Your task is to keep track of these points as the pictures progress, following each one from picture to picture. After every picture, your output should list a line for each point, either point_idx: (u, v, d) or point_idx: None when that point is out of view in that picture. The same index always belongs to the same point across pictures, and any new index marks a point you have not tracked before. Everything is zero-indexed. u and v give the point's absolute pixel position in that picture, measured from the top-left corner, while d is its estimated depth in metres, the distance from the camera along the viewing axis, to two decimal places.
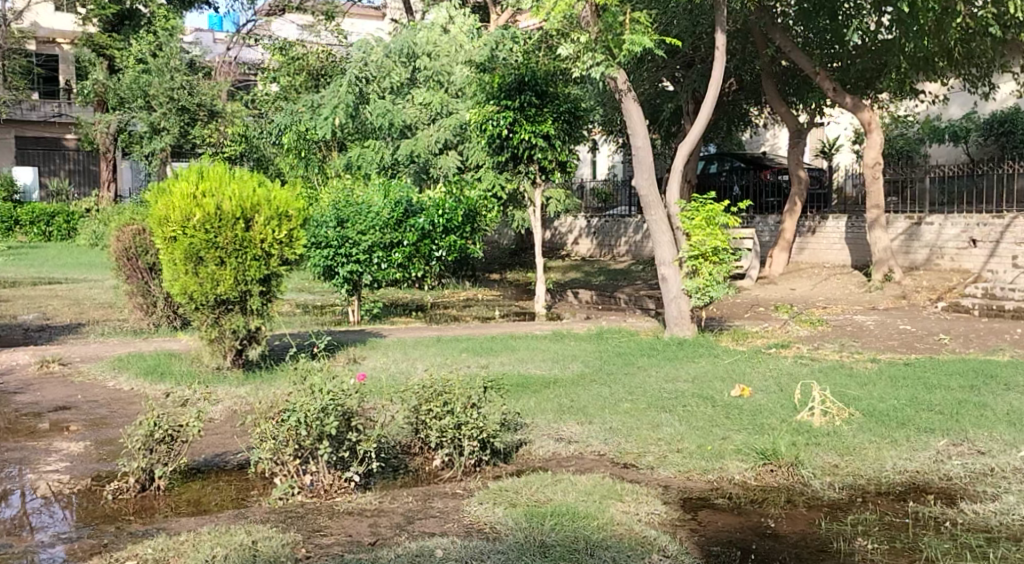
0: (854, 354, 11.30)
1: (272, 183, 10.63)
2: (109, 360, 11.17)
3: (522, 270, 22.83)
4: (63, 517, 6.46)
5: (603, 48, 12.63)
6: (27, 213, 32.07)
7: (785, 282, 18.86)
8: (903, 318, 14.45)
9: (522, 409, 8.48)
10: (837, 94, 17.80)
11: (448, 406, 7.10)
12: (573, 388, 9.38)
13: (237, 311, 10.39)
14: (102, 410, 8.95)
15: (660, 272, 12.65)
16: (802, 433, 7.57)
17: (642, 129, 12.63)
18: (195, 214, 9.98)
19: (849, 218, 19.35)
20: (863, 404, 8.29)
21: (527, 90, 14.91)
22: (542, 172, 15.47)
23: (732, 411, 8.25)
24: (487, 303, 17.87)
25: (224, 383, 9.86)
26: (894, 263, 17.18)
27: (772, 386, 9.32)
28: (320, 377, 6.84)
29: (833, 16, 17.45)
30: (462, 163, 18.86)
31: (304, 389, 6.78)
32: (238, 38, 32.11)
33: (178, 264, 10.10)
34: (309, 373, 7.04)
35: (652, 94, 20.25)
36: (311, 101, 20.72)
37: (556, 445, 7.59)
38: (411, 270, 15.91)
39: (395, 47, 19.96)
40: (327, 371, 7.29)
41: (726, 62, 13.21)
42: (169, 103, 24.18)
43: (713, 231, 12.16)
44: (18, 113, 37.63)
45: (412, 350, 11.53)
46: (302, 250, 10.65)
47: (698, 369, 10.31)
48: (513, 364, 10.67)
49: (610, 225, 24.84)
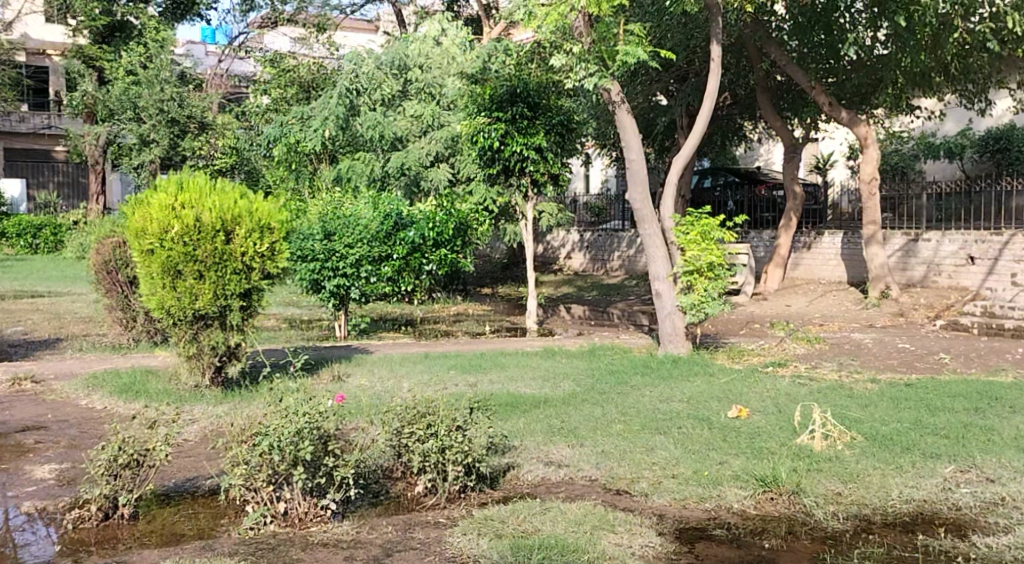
0: (853, 373, 10.97)
1: (256, 194, 10.27)
2: (83, 378, 10.81)
3: (513, 285, 22.50)
4: (46, 534, 6.30)
5: (596, 58, 12.32)
6: (13, 225, 31.67)
7: (779, 299, 18.57)
8: (901, 336, 14.15)
9: (510, 431, 8.13)
10: (833, 108, 17.51)
11: (432, 430, 6.76)
12: (564, 408, 9.03)
13: (216, 326, 10.04)
14: (71, 431, 8.59)
15: (654, 288, 12.32)
16: (802, 458, 7.24)
17: (635, 142, 12.31)
18: (173, 226, 9.64)
19: (845, 233, 19.06)
20: (864, 427, 7.96)
21: (519, 102, 14.60)
22: (534, 185, 15.18)
23: (729, 435, 7.91)
24: (478, 318, 17.55)
25: (201, 402, 9.51)
26: (890, 280, 16.90)
27: (769, 407, 8.98)
28: (296, 399, 6.51)
29: (828, 31, 17.21)
30: (453, 176, 18.59)
31: (278, 411, 6.45)
32: (229, 50, 31.84)
33: (155, 277, 9.76)
34: (285, 395, 6.71)
35: (645, 108, 19.98)
36: (300, 113, 20.39)
37: (545, 470, 7.25)
38: (400, 285, 15.59)
39: (386, 59, 19.71)
40: (306, 393, 6.95)
41: (721, 74, 12.92)
42: (158, 115, 23.78)
43: (709, 246, 11.86)
44: (7, 125, 37.29)
45: (398, 366, 11.18)
46: (284, 263, 10.28)
47: (694, 388, 9.98)
48: (503, 382, 10.33)
49: (602, 240, 24.54)
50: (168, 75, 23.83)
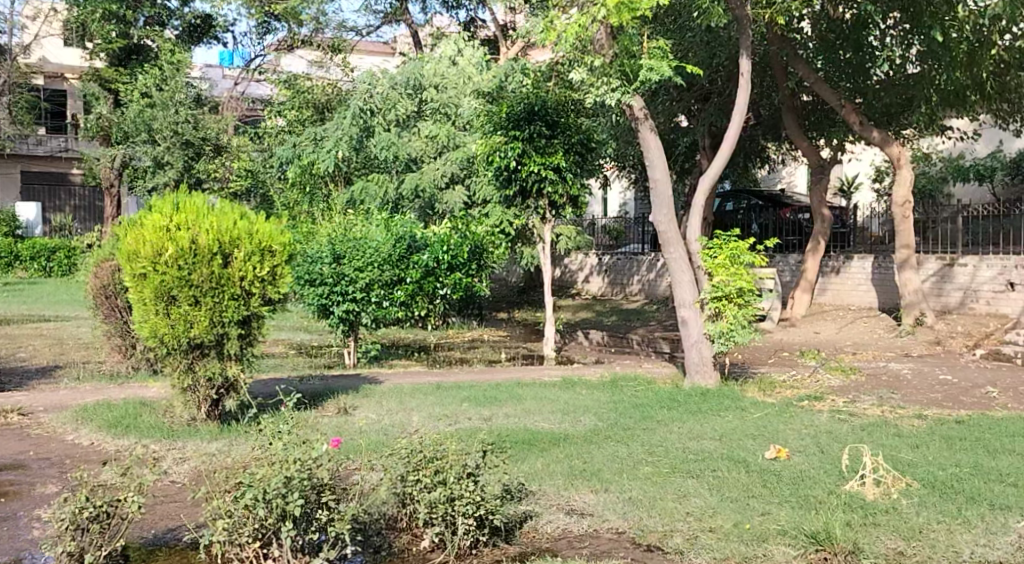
0: (896, 409, 10.21)
1: (257, 215, 9.61)
2: (72, 410, 10.14)
3: (529, 309, 21.79)
4: None
5: (619, 73, 11.63)
6: (28, 248, 31.19)
7: (808, 325, 17.79)
8: (940, 365, 13.40)
9: (527, 474, 7.39)
10: (864, 128, 16.63)
11: (440, 476, 6.08)
12: (585, 446, 8.30)
13: (213, 356, 9.35)
14: (52, 472, 7.92)
15: (680, 314, 11.56)
16: (854, 510, 6.52)
17: (660, 161, 11.62)
18: (167, 249, 8.97)
19: (875, 257, 18.30)
20: (921, 473, 7.24)
21: (537, 119, 13.89)
22: (552, 207, 14.50)
23: (768, 479, 7.20)
24: (493, 344, 16.82)
25: (194, 438, 8.81)
26: (926, 306, 16.09)
27: (811, 447, 8.24)
28: (285, 443, 5.83)
29: (857, 48, 16.48)
30: (469, 198, 18.00)
31: (264, 457, 5.75)
32: (246, 72, 31.46)
33: (147, 304, 9.08)
34: (276, 436, 6.02)
35: (666, 129, 19.29)
36: (313, 133, 19.75)
37: (566, 520, 6.53)
38: (413, 310, 14.97)
39: (401, 79, 19.04)
40: (298, 434, 6.27)
41: (749, 88, 12.24)
42: (173, 136, 23.19)
43: (738, 270, 11.13)
44: (24, 148, 36.97)
45: (408, 399, 10.46)
46: (287, 289, 9.59)
47: (725, 424, 9.23)
48: (520, 416, 9.61)
49: (622, 263, 23.82)
50: (183, 97, 23.31)
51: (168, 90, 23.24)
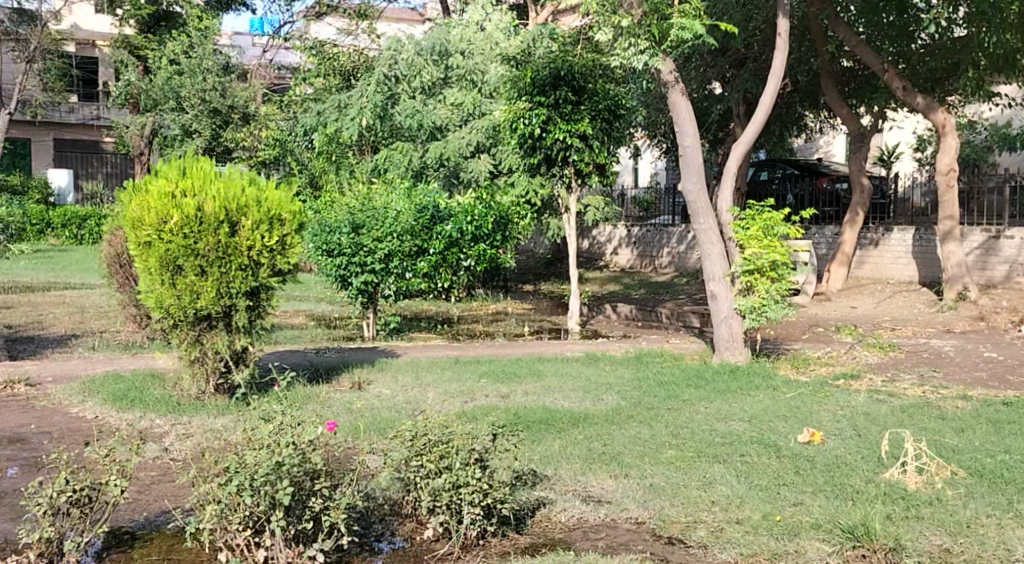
0: (938, 388, 9.69)
1: (267, 181, 9.17)
2: (79, 381, 9.80)
3: (557, 281, 21.33)
4: None
5: (648, 34, 11.05)
6: (58, 215, 30.99)
7: (844, 299, 17.22)
8: (983, 343, 12.81)
9: (542, 456, 6.99)
10: (907, 93, 15.93)
11: (445, 462, 5.67)
12: (607, 427, 7.84)
13: (221, 328, 8.98)
14: (51, 447, 7.58)
15: (709, 288, 11.05)
16: (895, 502, 6.05)
17: (690, 127, 11.08)
18: (172, 216, 8.57)
19: (916, 229, 17.68)
20: (967, 460, 6.75)
21: (563, 85, 13.36)
22: (579, 176, 14.00)
23: (802, 465, 6.74)
24: (518, 317, 16.40)
25: (201, 413, 8.46)
26: (969, 280, 15.46)
27: (848, 431, 7.75)
28: (275, 428, 5.47)
29: (900, 11, 15.76)
30: (495, 167, 17.54)
31: (251, 443, 5.41)
32: (275, 40, 30.97)
33: (153, 273, 8.70)
34: (268, 419, 5.67)
35: (699, 96, 18.67)
36: (336, 100, 19.01)
37: (581, 508, 6.12)
38: (437, 281, 14.56)
39: (426, 44, 18.43)
40: (295, 415, 5.89)
41: (787, 51, 11.62)
42: (201, 105, 22.82)
43: (771, 242, 10.61)
44: (55, 116, 36.79)
45: (424, 374, 10.05)
46: (298, 259, 9.19)
47: (757, 404, 8.76)
48: (540, 394, 9.18)
49: (651, 235, 23.28)
50: (211, 64, 22.88)
51: (196, 56, 22.87)
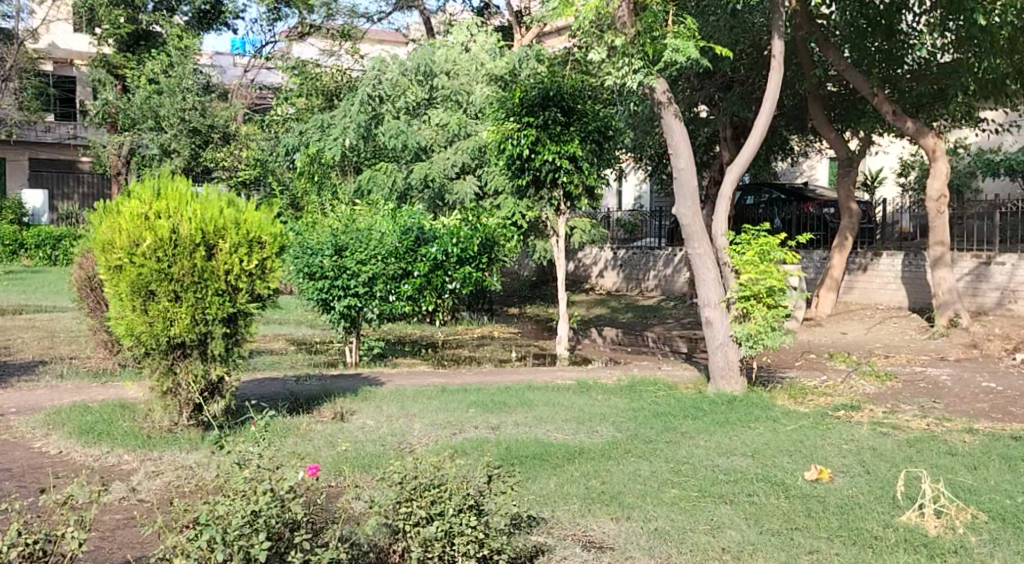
0: (942, 421, 9.34)
1: (247, 202, 8.76)
2: (46, 413, 9.31)
3: (542, 305, 20.94)
4: None
5: (641, 53, 10.72)
6: (33, 236, 30.38)
7: (834, 325, 16.90)
8: (980, 371, 12.46)
9: (538, 496, 6.58)
10: (897, 118, 15.48)
11: (436, 509, 5.35)
12: (605, 463, 7.43)
13: (195, 356, 8.52)
14: (9, 489, 7.10)
15: (704, 315, 10.66)
16: (917, 550, 5.77)
17: (684, 149, 10.71)
18: (145, 239, 8.13)
19: (905, 254, 17.40)
20: (986, 501, 6.39)
21: (552, 106, 13.00)
22: (567, 199, 13.61)
23: (812, 507, 6.38)
24: (504, 342, 16.00)
25: (173, 448, 8.00)
26: (961, 306, 15.14)
27: (856, 468, 7.37)
28: (247, 480, 5.12)
29: (888, 37, 15.43)
30: (480, 189, 17.16)
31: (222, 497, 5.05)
32: (256, 60, 30.55)
33: (124, 298, 8.22)
34: (240, 471, 5.29)
35: (685, 119, 18.33)
36: (319, 120, 18.71)
37: (583, 557, 5.75)
38: (421, 305, 14.23)
39: (410, 65, 18.07)
40: (270, 463, 5.49)
41: (781, 72, 11.31)
42: (180, 124, 22.35)
43: (768, 268, 10.27)
44: (32, 136, 36.30)
45: (410, 403, 9.63)
46: (278, 284, 8.77)
47: (757, 438, 8.38)
48: (531, 425, 8.76)
49: (637, 258, 22.95)
50: (191, 83, 22.41)
51: (176, 75, 22.39)
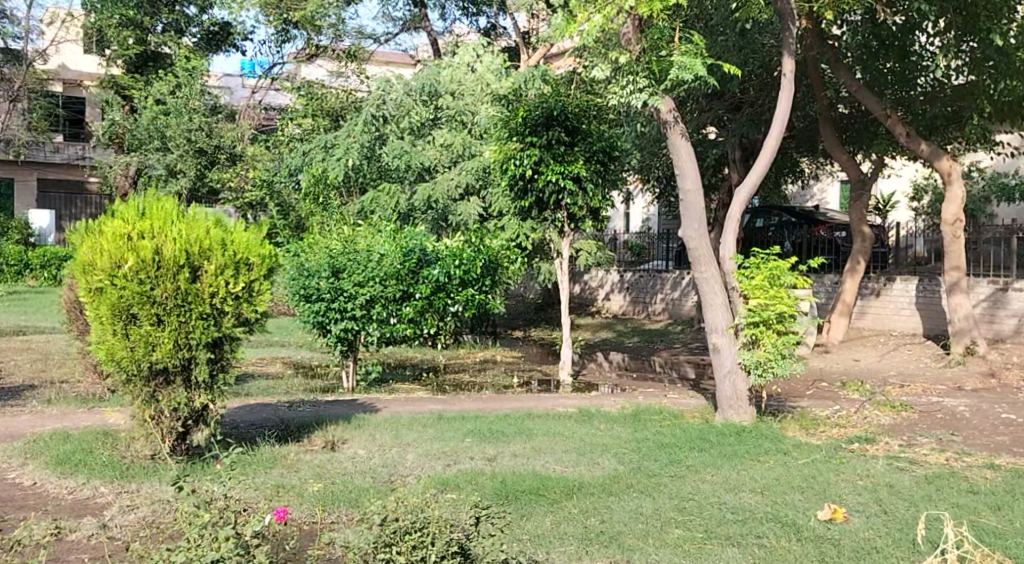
0: (961, 455, 8.89)
1: (235, 222, 8.40)
2: (25, 441, 8.93)
3: (548, 329, 20.51)
4: None
5: (646, 71, 10.35)
6: (38, 256, 30.12)
7: (847, 351, 16.44)
8: (999, 402, 11.99)
9: (530, 536, 6.19)
10: (910, 140, 14.99)
11: (418, 552, 5.02)
12: (604, 499, 7.02)
13: (178, 383, 8.13)
14: None
15: (712, 341, 10.23)
16: None
17: (691, 170, 10.32)
18: (127, 260, 7.77)
19: (920, 279, 16.96)
20: (1013, 547, 6.06)
21: (556, 125, 12.62)
22: (571, 220, 13.24)
23: (826, 553, 5.99)
24: (507, 366, 15.58)
25: (151, 480, 7.60)
26: (977, 334, 14.66)
27: (872, 507, 6.95)
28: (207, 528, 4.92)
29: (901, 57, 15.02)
30: (485, 210, 16.78)
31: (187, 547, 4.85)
32: (265, 80, 30.28)
33: (104, 322, 7.84)
34: (206, 516, 5.06)
35: (694, 140, 17.93)
36: (323, 140, 18.41)
37: None
38: (423, 328, 13.78)
39: (416, 85, 17.74)
40: (234, 507, 5.27)
41: (792, 91, 10.91)
42: (185, 145, 21.87)
43: (777, 294, 9.84)
44: (40, 155, 36.18)
45: (404, 432, 9.21)
46: (266, 307, 8.37)
47: (767, 472, 7.95)
48: (529, 457, 8.34)
49: (645, 281, 22.52)
50: (197, 104, 22.08)
51: (183, 95, 22.09)
